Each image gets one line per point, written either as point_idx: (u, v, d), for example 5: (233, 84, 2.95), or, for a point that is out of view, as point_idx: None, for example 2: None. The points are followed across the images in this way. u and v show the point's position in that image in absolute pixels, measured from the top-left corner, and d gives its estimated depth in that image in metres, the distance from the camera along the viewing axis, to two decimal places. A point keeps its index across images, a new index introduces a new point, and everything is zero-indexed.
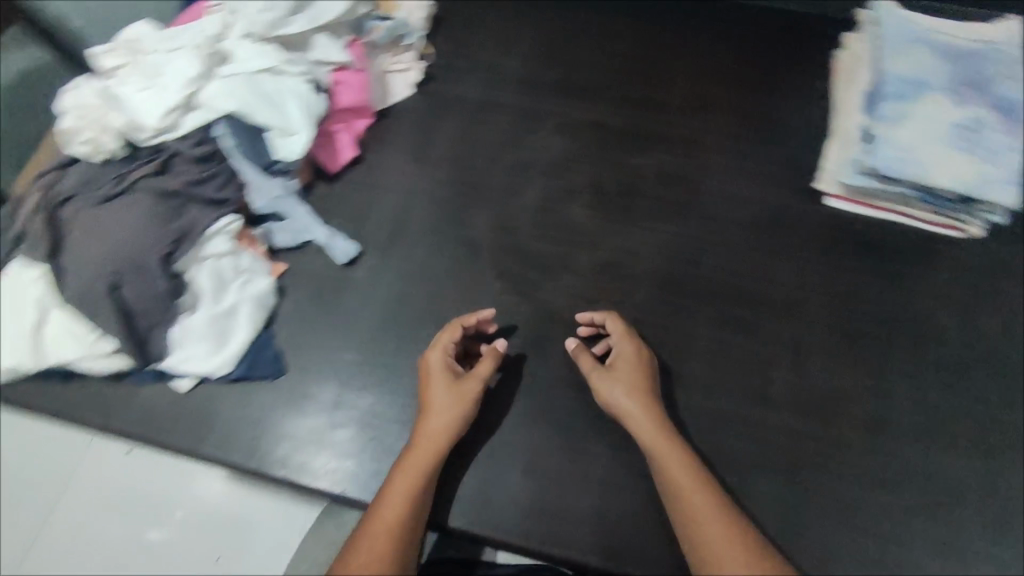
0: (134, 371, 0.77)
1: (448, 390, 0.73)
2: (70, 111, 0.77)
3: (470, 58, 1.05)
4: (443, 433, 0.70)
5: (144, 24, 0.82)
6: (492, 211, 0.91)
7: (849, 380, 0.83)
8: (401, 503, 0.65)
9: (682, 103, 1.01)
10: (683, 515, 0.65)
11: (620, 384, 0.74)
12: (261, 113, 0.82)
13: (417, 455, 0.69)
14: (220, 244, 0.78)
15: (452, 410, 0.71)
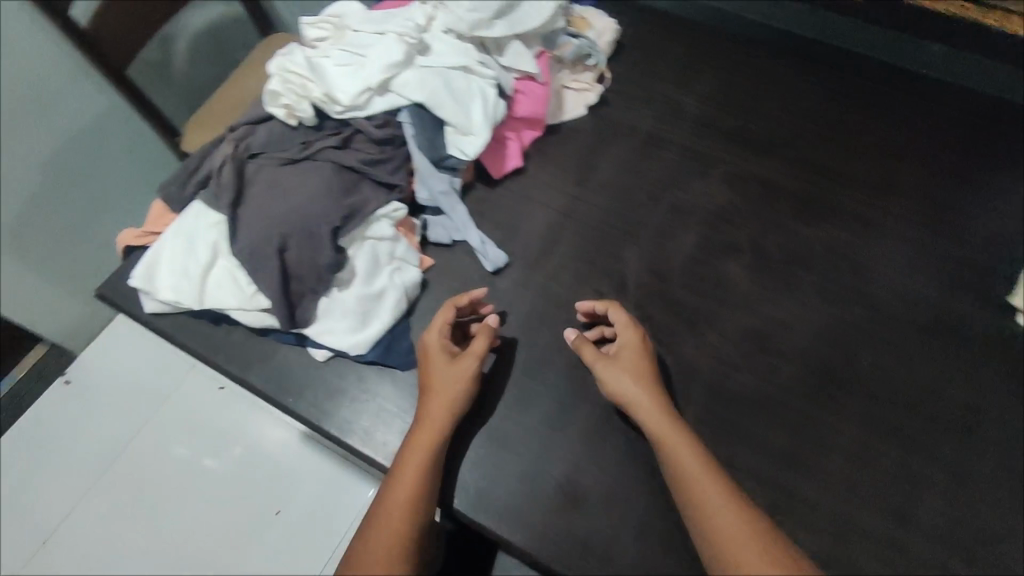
0: (278, 331, 0.79)
1: (448, 366, 0.73)
2: (280, 75, 0.82)
3: (648, 87, 1.02)
4: (444, 417, 0.70)
5: (357, 8, 0.89)
6: (643, 249, 0.87)
7: (994, 498, 0.72)
8: (409, 482, 0.64)
9: (864, 178, 0.93)
10: (697, 516, 0.61)
11: (618, 377, 0.72)
12: (447, 107, 0.82)
13: (424, 431, 0.69)
14: (383, 227, 0.80)
15: (452, 385, 0.71)
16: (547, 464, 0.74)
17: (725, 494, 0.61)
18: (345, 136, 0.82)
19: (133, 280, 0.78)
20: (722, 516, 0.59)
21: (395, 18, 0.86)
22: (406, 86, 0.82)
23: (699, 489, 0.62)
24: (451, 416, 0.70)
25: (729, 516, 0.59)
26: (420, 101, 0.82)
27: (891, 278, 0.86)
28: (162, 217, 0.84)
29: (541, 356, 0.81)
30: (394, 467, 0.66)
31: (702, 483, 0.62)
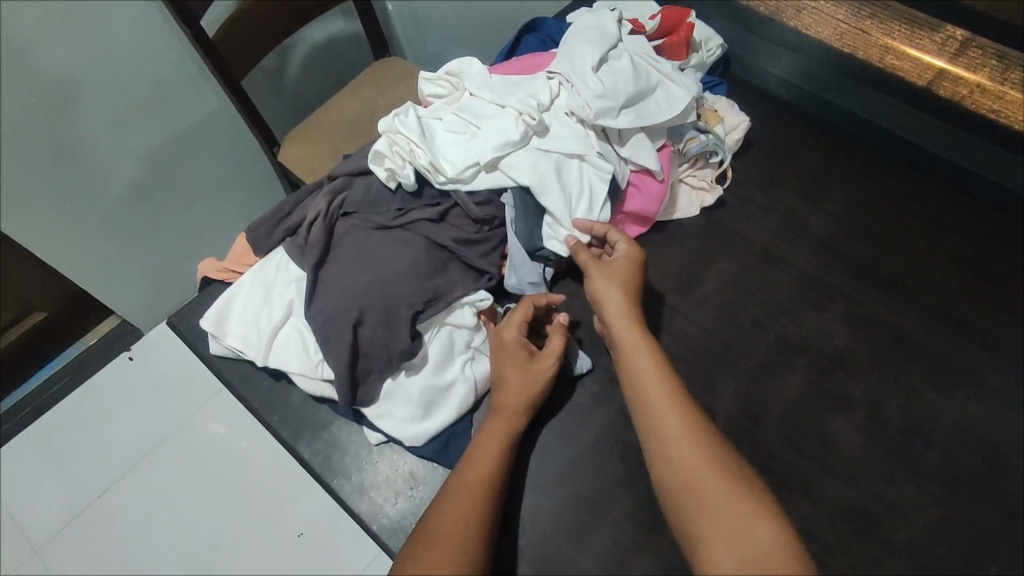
0: (335, 405, 0.74)
1: (527, 366, 0.72)
2: (387, 133, 0.78)
3: (770, 196, 0.93)
4: (496, 459, 0.67)
5: (478, 66, 0.83)
6: (739, 382, 0.78)
7: None
8: (454, 527, 0.62)
9: (1007, 346, 0.81)
10: (654, 427, 0.66)
11: (603, 291, 0.75)
12: (556, 196, 0.76)
13: (473, 472, 0.66)
14: (466, 315, 0.74)
15: (526, 389, 0.71)
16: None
17: (688, 419, 0.66)
18: (444, 209, 0.78)
19: (204, 321, 0.76)
20: (685, 437, 0.64)
21: (519, 90, 0.80)
22: (517, 166, 0.76)
23: (660, 411, 0.67)
24: (505, 449, 0.68)
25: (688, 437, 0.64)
26: (527, 185, 0.76)
27: None
28: (245, 256, 0.82)
29: (609, 485, 0.73)
30: (436, 512, 0.64)
31: (667, 407, 0.67)
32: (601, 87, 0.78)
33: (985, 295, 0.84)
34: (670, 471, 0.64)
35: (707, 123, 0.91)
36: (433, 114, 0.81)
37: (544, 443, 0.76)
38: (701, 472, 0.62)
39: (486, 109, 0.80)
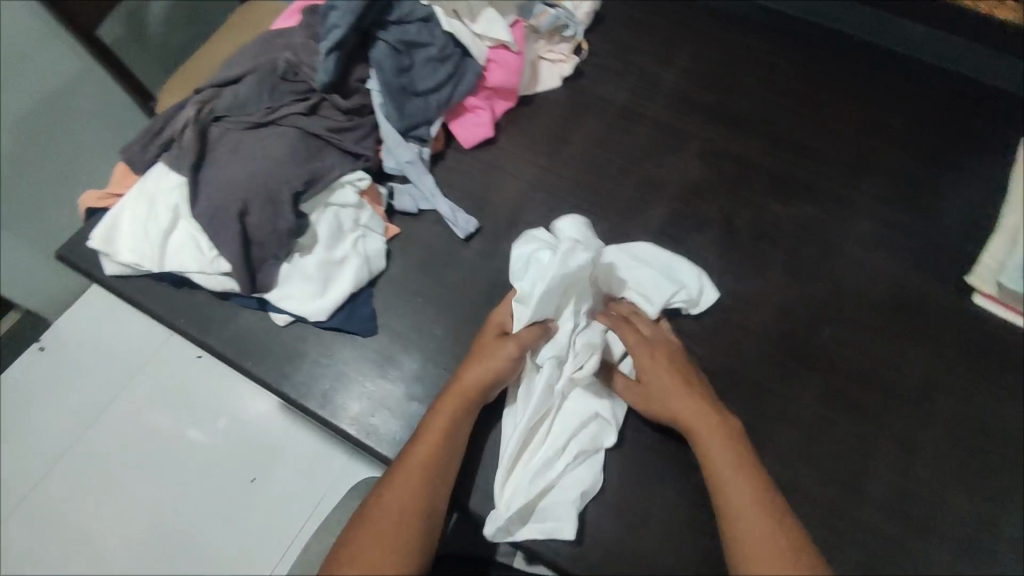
0: (240, 295, 0.79)
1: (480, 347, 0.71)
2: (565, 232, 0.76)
3: (625, 60, 1.01)
4: (439, 449, 0.66)
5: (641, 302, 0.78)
6: (611, 222, 0.87)
7: (890, 389, 0.77)
8: (397, 510, 0.61)
9: (838, 156, 0.92)
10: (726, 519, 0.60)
11: (653, 376, 0.69)
12: (540, 446, 0.70)
13: (417, 460, 0.65)
14: (348, 194, 0.81)
15: (478, 364, 0.69)
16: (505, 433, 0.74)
17: (759, 510, 0.59)
18: (313, 102, 0.81)
19: (91, 241, 0.77)
20: (753, 526, 0.58)
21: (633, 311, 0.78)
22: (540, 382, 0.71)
23: (727, 495, 0.61)
24: (449, 442, 0.66)
25: (760, 530, 0.58)
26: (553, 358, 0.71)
27: (859, 256, 0.85)
28: (125, 179, 0.83)
29: None
30: (376, 498, 0.62)
31: (737, 490, 0.61)
32: None
33: (817, 116, 0.95)
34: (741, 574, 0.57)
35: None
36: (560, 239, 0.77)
37: (442, 298, 0.82)
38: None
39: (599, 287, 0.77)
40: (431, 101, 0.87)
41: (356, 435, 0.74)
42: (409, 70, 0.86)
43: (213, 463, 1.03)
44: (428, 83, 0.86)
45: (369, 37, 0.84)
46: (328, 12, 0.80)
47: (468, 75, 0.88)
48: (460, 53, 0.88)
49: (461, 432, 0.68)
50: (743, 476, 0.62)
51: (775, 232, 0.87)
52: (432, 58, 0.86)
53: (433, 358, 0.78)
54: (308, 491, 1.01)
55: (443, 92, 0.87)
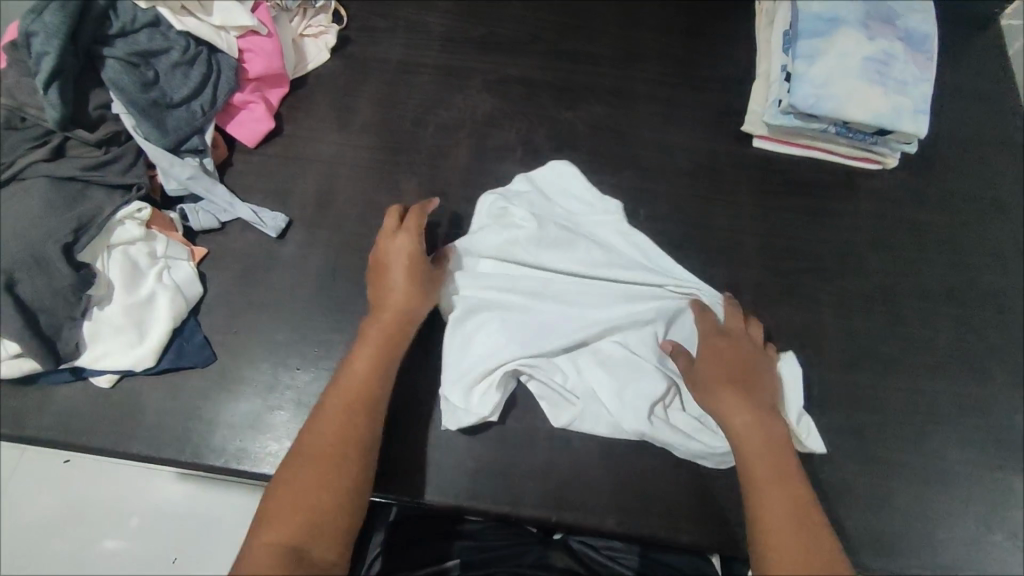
0: (48, 372, 0.72)
1: (403, 272, 0.71)
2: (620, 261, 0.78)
3: (387, 14, 0.98)
4: (368, 380, 0.66)
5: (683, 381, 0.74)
6: (421, 176, 0.87)
7: (707, 242, 0.84)
8: (323, 451, 0.60)
9: (610, 51, 0.96)
10: (759, 511, 0.60)
11: (707, 375, 0.69)
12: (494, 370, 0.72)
13: (349, 394, 0.64)
14: (131, 229, 0.74)
15: (404, 294, 0.70)
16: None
17: (797, 508, 0.59)
18: (54, 143, 0.73)
19: None
20: (780, 518, 0.58)
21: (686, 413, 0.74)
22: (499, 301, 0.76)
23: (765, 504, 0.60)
24: (379, 371, 0.67)
25: (787, 532, 0.57)
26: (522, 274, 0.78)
27: (653, 135, 0.90)
28: None
29: (345, 306, 0.79)
30: (299, 441, 0.62)
31: (775, 491, 0.60)
32: None
33: (584, 19, 0.98)
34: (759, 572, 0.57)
35: None
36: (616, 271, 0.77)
37: (275, 304, 0.79)
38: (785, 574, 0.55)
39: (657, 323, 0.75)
40: (194, 107, 0.81)
41: (227, 465, 0.71)
42: (156, 81, 0.79)
43: (123, 559, 1.00)
44: (182, 90, 0.80)
45: (94, 56, 0.76)
46: (28, 40, 0.71)
47: (224, 70, 0.83)
48: (206, 50, 0.83)
49: (387, 366, 0.67)
50: (786, 484, 0.61)
51: (574, 138, 0.90)
52: (177, 62, 0.80)
53: (284, 364, 0.76)
54: (226, 547, 0.98)
55: (203, 95, 0.82)
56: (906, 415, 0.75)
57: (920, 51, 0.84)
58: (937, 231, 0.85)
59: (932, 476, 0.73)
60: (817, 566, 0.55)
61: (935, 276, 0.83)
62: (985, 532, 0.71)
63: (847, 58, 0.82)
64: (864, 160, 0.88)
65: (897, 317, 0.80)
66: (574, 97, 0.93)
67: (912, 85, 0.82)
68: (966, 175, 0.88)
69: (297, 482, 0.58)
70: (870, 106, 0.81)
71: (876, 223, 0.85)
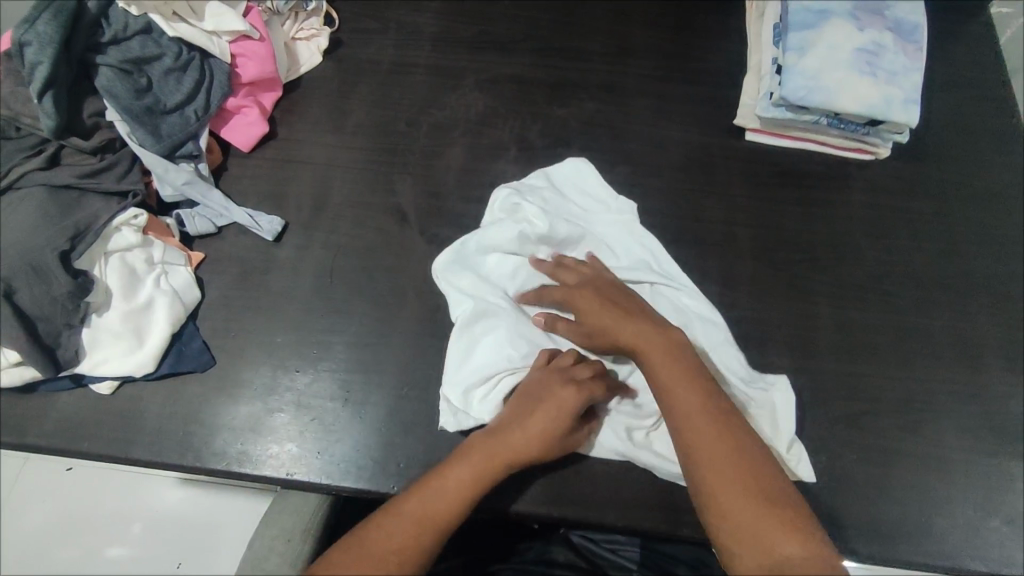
0: (48, 380, 0.72)
1: (558, 396, 0.67)
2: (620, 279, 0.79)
3: (379, 16, 0.98)
4: (451, 510, 0.62)
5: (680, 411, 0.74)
6: (416, 176, 0.87)
7: (702, 236, 0.84)
8: (393, 541, 0.59)
9: (601, 48, 0.96)
10: (670, 411, 0.63)
11: (592, 306, 0.72)
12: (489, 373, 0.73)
13: (427, 523, 0.61)
14: (128, 235, 0.74)
15: (538, 439, 0.66)
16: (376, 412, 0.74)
17: (694, 394, 0.63)
18: (50, 152, 0.73)
19: None
20: (687, 412, 0.62)
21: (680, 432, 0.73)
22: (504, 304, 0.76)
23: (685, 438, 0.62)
24: (468, 503, 0.63)
25: (696, 422, 0.61)
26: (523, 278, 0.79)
27: (645, 131, 0.91)
28: None
29: (343, 307, 0.79)
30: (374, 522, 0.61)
31: (676, 387, 0.64)
32: None
33: (575, 17, 0.98)
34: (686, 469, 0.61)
35: None
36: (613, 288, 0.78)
37: (273, 307, 0.79)
38: (707, 459, 0.60)
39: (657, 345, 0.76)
40: (187, 113, 0.81)
41: (229, 468, 0.71)
42: (150, 88, 0.80)
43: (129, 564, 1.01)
44: (176, 96, 0.80)
45: (87, 64, 0.77)
46: (21, 49, 0.71)
47: (217, 75, 0.84)
48: (199, 55, 0.83)
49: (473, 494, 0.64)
50: (679, 373, 0.64)
51: (567, 135, 0.90)
52: (170, 69, 0.80)
53: (283, 367, 0.76)
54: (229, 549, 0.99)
55: (196, 101, 0.82)
56: (904, 404, 0.76)
57: (910, 41, 0.85)
58: (931, 220, 0.85)
59: (930, 463, 0.73)
60: (730, 445, 0.60)
61: (929, 265, 0.83)
62: (985, 518, 0.71)
63: (837, 49, 0.83)
64: (856, 151, 0.88)
65: (893, 306, 0.81)
66: (566, 94, 0.93)
67: (902, 75, 0.83)
68: (959, 163, 0.89)
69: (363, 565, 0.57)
70: (862, 97, 0.81)
71: (869, 214, 0.86)
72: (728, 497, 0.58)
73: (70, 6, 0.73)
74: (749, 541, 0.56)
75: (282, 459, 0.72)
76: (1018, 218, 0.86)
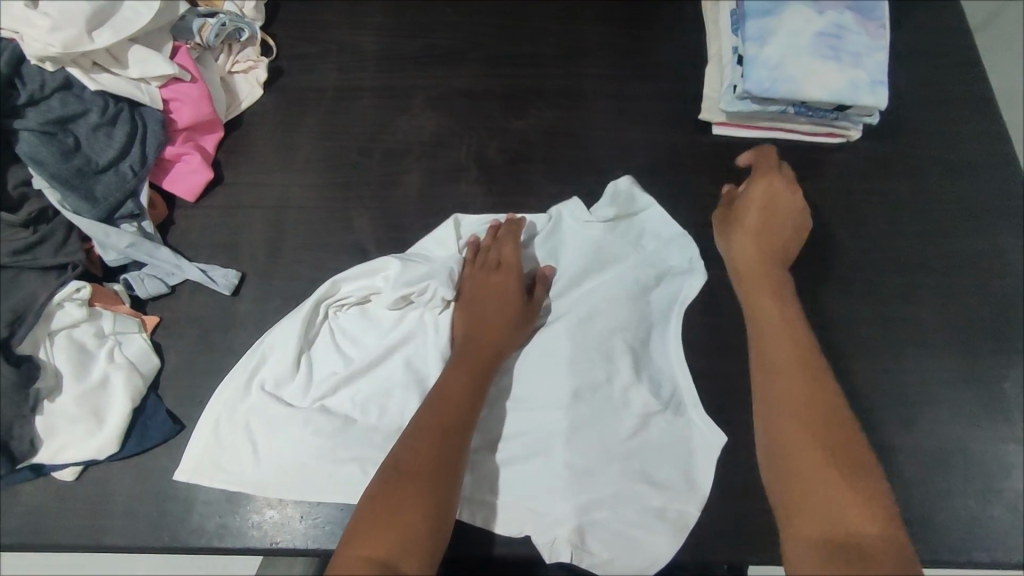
0: (4, 475, 0.67)
1: (481, 280, 0.74)
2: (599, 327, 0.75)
3: (317, 38, 0.93)
4: (463, 397, 0.65)
5: (637, 478, 0.69)
6: (374, 208, 0.83)
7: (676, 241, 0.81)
8: (416, 472, 0.58)
9: (555, 51, 0.92)
10: (770, 370, 0.64)
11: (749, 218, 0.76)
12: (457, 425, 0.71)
13: (445, 413, 0.63)
14: (73, 310, 0.70)
15: (483, 322, 0.71)
16: (276, 425, 0.71)
17: (794, 349, 0.65)
18: None
19: None
20: (784, 364, 0.64)
21: (624, 493, 0.68)
22: (438, 325, 0.74)
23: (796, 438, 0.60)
24: (475, 389, 0.66)
25: (795, 385, 0.62)
26: None
27: (609, 135, 0.87)
28: None
29: None
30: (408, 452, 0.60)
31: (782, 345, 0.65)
32: (49, 19, 0.69)
33: (524, 20, 0.93)
34: (768, 427, 0.62)
35: (211, 7, 0.86)
36: (589, 332, 0.74)
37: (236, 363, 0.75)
38: (797, 436, 0.60)
39: (585, 375, 0.73)
40: (123, 169, 0.76)
41: (209, 544, 0.68)
42: (78, 148, 0.74)
43: None
44: (108, 153, 0.75)
45: (5, 131, 0.71)
46: None
47: (151, 126, 0.78)
48: (128, 106, 0.77)
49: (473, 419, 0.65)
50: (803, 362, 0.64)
51: (528, 147, 0.86)
52: (98, 124, 0.75)
53: None
54: None
55: (131, 154, 0.77)
56: (896, 397, 0.74)
57: (873, 18, 0.81)
58: (907, 200, 0.83)
59: (928, 456, 0.72)
60: (822, 416, 0.60)
61: (909, 248, 0.81)
62: (986, 507, 0.70)
63: (798, 36, 0.80)
64: (827, 136, 0.85)
65: (876, 295, 0.79)
66: (523, 103, 0.89)
67: (867, 56, 0.80)
68: (931, 138, 0.86)
69: (400, 501, 0.56)
70: (827, 83, 0.78)
71: (847, 201, 0.83)
72: (816, 467, 0.57)
73: None
74: (816, 507, 0.56)
75: (264, 527, 0.69)
76: (997, 188, 0.83)
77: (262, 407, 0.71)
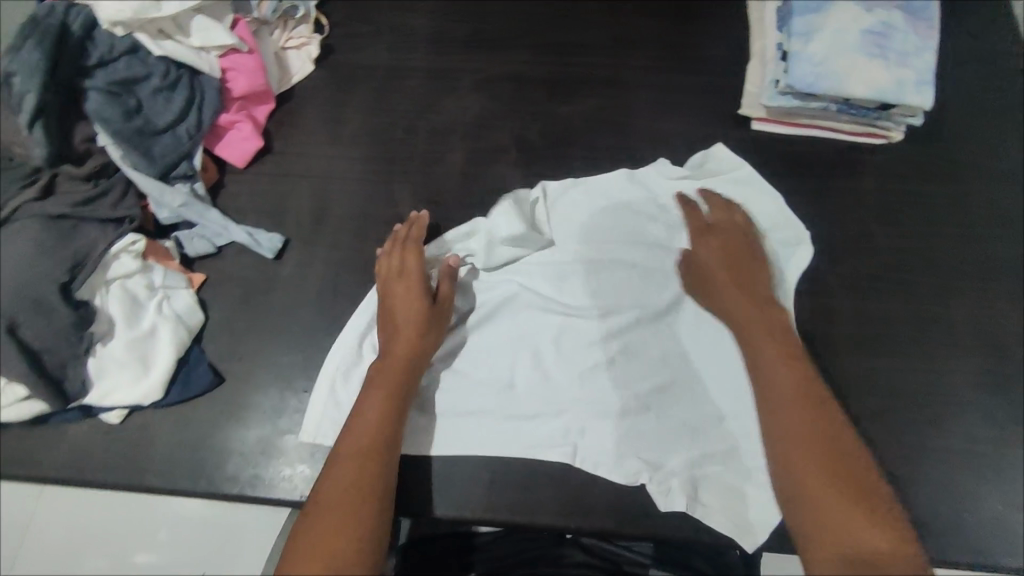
0: (56, 413, 0.72)
1: (397, 278, 0.74)
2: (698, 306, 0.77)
3: (369, 19, 0.95)
4: (396, 388, 0.68)
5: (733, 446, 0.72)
6: (416, 184, 0.86)
7: None
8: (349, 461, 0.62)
9: (601, 41, 0.93)
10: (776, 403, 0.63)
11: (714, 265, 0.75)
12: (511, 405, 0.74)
13: (379, 403, 0.67)
14: (127, 262, 0.74)
15: (403, 320, 0.71)
16: None
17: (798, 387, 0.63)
18: (44, 183, 0.72)
19: None
20: (787, 399, 0.62)
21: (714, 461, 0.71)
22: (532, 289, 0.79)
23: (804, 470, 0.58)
24: (402, 381, 0.69)
25: (796, 417, 0.61)
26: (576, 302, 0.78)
27: (649, 125, 0.88)
28: None
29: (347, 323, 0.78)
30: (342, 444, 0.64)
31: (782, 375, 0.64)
32: None
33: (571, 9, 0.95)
34: (776, 457, 0.61)
35: None
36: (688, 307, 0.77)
37: (277, 325, 0.78)
38: (802, 464, 0.58)
39: (677, 346, 0.76)
40: (180, 132, 0.80)
41: (242, 493, 0.71)
42: (139, 110, 0.78)
43: None
44: (166, 116, 0.79)
45: (75, 90, 0.75)
46: None
47: (208, 92, 0.82)
48: (188, 73, 0.81)
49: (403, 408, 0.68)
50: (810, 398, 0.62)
51: (569, 133, 0.88)
52: (159, 88, 0.79)
53: (290, 387, 0.76)
54: None
55: (188, 119, 0.80)
56: (926, 397, 0.74)
57: (922, 18, 0.81)
58: (948, 204, 0.83)
59: (956, 458, 0.72)
60: (831, 447, 0.59)
61: (947, 251, 0.80)
62: (1012, 512, 0.70)
63: (844, 33, 0.80)
64: (869, 135, 0.85)
65: (912, 295, 0.78)
66: (566, 90, 0.90)
67: (914, 55, 0.80)
68: (977, 143, 0.85)
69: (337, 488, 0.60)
70: (872, 80, 0.79)
71: (886, 201, 0.83)
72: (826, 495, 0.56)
73: (53, 33, 0.71)
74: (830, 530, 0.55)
75: (295, 481, 0.72)
76: None
77: (358, 360, 0.75)
